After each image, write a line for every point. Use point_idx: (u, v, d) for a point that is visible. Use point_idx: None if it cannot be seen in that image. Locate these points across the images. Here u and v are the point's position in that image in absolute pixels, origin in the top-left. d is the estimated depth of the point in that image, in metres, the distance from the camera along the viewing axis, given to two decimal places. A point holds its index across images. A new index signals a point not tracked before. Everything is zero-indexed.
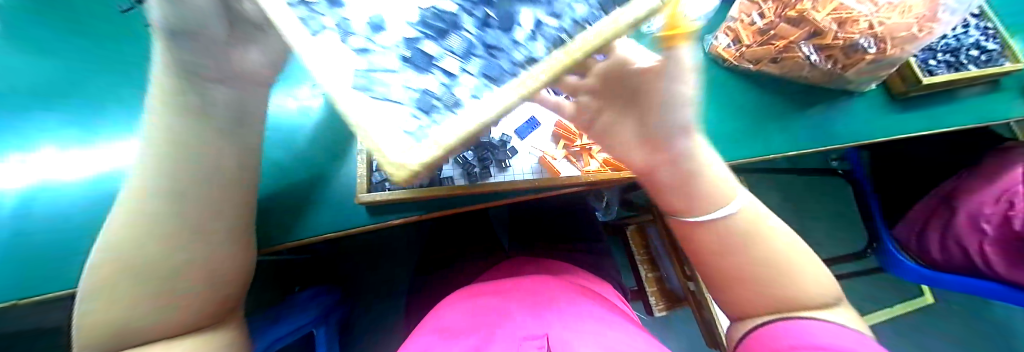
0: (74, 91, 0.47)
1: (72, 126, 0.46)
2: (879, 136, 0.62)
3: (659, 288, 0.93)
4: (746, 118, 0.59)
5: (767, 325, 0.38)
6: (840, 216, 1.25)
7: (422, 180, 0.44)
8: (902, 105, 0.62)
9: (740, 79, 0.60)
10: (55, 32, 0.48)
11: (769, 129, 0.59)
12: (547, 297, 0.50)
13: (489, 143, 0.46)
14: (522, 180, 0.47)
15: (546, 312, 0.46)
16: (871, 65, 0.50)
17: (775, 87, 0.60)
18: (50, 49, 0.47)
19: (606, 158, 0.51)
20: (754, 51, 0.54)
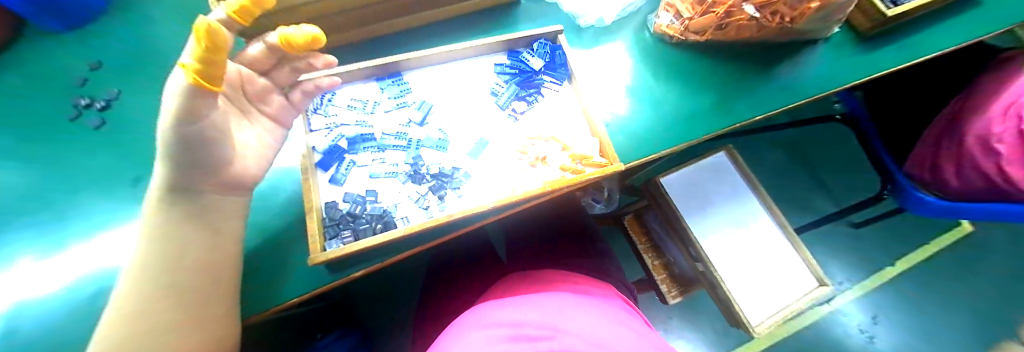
0: (31, 204, 0.47)
1: (27, 235, 0.45)
2: (854, 79, 0.57)
3: (667, 274, 0.89)
4: (707, 93, 0.56)
5: None
6: (852, 161, 1.20)
7: (374, 226, 0.41)
8: (869, 43, 0.58)
9: (691, 52, 0.58)
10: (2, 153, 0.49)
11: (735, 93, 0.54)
12: (554, 315, 0.44)
13: (440, 173, 0.45)
14: (475, 206, 0.41)
15: (559, 329, 0.40)
16: (823, 15, 0.48)
17: (730, 53, 0.58)
18: (19, 159, 0.49)
19: (564, 164, 0.45)
20: (696, 22, 0.53)
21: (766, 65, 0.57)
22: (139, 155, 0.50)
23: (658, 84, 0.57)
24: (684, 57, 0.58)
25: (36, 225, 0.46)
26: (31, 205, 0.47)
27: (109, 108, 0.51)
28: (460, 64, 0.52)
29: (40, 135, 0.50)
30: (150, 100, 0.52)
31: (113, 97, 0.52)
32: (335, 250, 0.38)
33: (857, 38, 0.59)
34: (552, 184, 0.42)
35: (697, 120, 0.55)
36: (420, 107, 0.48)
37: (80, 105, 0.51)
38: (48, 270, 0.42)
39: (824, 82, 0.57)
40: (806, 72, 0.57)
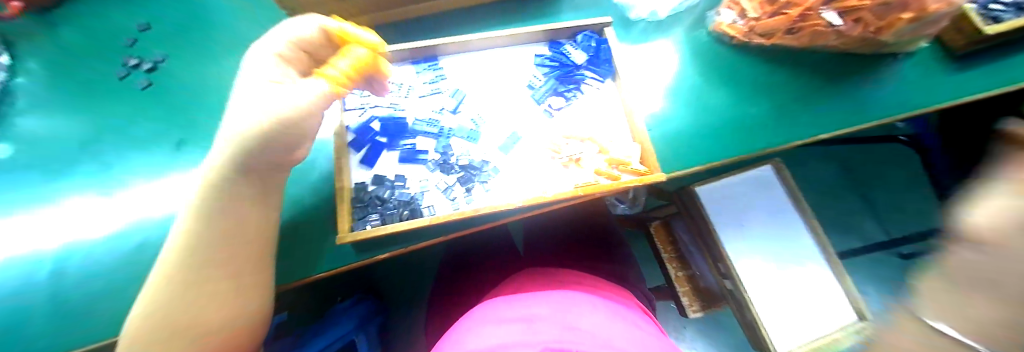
0: (78, 155, 0.49)
1: (78, 181, 0.47)
2: (939, 100, 0.50)
3: (690, 287, 0.85)
4: (763, 101, 0.51)
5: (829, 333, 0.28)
6: (907, 185, 1.10)
7: (400, 213, 0.40)
8: (962, 63, 0.51)
9: (750, 55, 0.53)
10: (52, 102, 0.51)
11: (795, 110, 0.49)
12: (561, 309, 0.43)
13: (469, 165, 0.43)
14: (503, 203, 0.40)
15: (564, 323, 0.39)
16: (918, 30, 0.43)
17: (794, 59, 0.52)
18: (70, 109, 0.51)
19: (599, 166, 0.43)
20: (766, 24, 0.49)
21: (835, 77, 0.51)
22: (183, 117, 0.51)
23: (710, 88, 0.52)
24: (741, 60, 0.53)
25: (81, 176, 0.48)
26: (78, 157, 0.49)
27: (156, 70, 0.53)
28: (498, 51, 0.50)
29: (89, 90, 0.52)
30: (194, 64, 0.53)
31: (161, 59, 0.53)
32: (361, 234, 0.38)
33: (949, 56, 0.51)
34: (586, 189, 0.40)
35: (748, 132, 0.50)
36: (454, 94, 0.47)
37: (130, 64, 0.53)
38: (97, 216, 0.45)
39: (902, 102, 0.50)
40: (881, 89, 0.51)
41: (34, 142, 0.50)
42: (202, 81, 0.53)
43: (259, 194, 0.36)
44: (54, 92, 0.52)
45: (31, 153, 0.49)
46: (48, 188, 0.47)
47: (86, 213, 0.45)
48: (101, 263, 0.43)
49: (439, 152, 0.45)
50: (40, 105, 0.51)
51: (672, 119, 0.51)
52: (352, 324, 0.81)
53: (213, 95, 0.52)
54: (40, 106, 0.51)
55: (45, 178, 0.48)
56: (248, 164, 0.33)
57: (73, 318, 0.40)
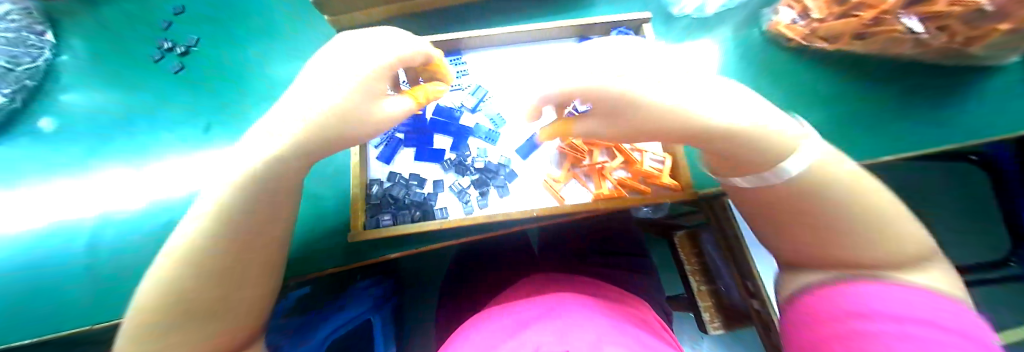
0: (116, 132, 0.53)
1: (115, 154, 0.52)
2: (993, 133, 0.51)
3: (715, 304, 0.76)
4: (806, 112, 0.53)
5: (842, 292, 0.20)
6: None
7: (413, 214, 0.40)
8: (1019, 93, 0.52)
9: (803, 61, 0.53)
10: (95, 80, 0.55)
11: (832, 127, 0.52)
12: (548, 312, 0.31)
13: (485, 168, 0.41)
14: (519, 211, 0.39)
15: (540, 318, 0.29)
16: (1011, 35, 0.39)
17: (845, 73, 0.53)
18: (115, 85, 0.55)
19: (623, 176, 0.41)
20: (830, 26, 0.47)
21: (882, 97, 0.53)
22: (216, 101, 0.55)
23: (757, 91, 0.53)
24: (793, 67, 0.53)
25: (122, 149, 0.52)
26: (118, 132, 0.53)
27: (188, 53, 0.56)
28: (524, 47, 0.47)
29: (130, 68, 0.56)
30: (221, 50, 0.56)
31: (192, 43, 0.56)
32: (375, 233, 0.38)
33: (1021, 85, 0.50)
34: (609, 204, 0.39)
35: None
36: (474, 92, 0.45)
37: (163, 47, 0.56)
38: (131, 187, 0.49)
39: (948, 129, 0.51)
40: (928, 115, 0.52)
41: (76, 114, 0.53)
42: (231, 67, 0.56)
43: (294, 207, 0.27)
44: (98, 69, 0.56)
45: (75, 126, 0.53)
46: (86, 157, 0.51)
47: (122, 188, 0.49)
48: (141, 237, 0.47)
49: (457, 153, 0.44)
50: (81, 80, 0.55)
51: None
52: None
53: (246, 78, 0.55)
54: (83, 82, 0.55)
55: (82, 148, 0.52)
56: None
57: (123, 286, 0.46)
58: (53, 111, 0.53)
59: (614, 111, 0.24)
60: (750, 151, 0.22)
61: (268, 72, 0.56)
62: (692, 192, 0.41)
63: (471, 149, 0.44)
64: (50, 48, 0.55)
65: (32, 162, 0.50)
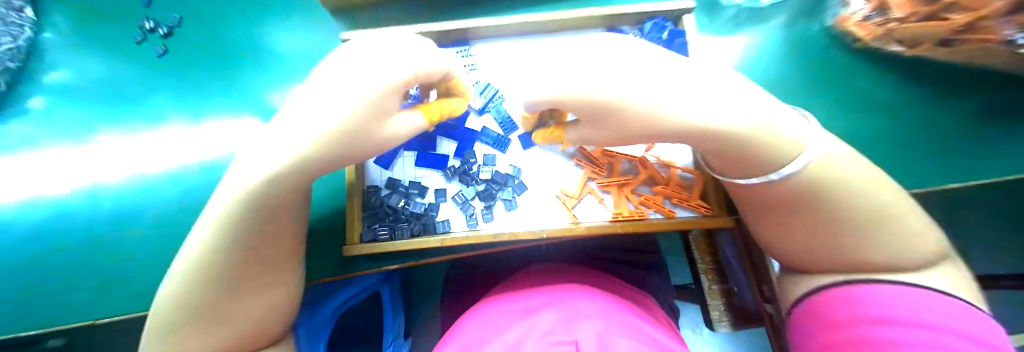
0: (108, 101, 0.57)
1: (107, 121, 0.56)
2: None
3: (726, 305, 0.68)
4: (853, 104, 0.59)
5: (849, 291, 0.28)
6: None
7: (412, 227, 0.37)
8: None
9: (864, 60, 0.59)
10: (75, 58, 0.59)
11: (875, 121, 0.57)
12: (559, 295, 0.37)
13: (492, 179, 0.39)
14: (527, 231, 0.37)
15: (561, 303, 0.35)
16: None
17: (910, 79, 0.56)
18: (109, 62, 0.61)
19: (644, 194, 0.39)
20: (906, 29, 0.43)
21: (950, 108, 0.54)
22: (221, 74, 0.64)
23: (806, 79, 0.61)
24: (855, 64, 0.59)
25: (113, 120, 0.56)
26: (112, 102, 0.57)
27: (172, 34, 0.65)
28: (541, 39, 0.45)
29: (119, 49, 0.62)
30: (210, 27, 0.66)
31: (175, 25, 0.65)
32: (370, 247, 0.37)
33: None
34: (626, 226, 0.36)
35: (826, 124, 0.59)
36: (483, 91, 0.42)
37: (147, 28, 0.63)
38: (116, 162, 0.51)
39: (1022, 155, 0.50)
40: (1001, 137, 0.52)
41: (53, 89, 0.56)
42: (231, 41, 0.66)
43: (296, 197, 0.30)
44: (84, 49, 0.60)
45: (60, 98, 0.56)
46: (73, 128, 0.54)
47: (112, 159, 0.52)
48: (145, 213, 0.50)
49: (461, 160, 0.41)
50: (59, 61, 0.58)
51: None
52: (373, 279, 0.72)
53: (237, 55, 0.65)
54: (63, 60, 0.58)
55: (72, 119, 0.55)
56: (272, 187, 0.28)
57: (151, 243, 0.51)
58: (39, 87, 0.56)
59: (599, 118, 0.29)
60: (738, 156, 0.27)
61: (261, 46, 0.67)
62: (718, 218, 0.37)
63: (476, 156, 0.41)
64: (28, 26, 0.58)
65: (51, 134, 0.53)
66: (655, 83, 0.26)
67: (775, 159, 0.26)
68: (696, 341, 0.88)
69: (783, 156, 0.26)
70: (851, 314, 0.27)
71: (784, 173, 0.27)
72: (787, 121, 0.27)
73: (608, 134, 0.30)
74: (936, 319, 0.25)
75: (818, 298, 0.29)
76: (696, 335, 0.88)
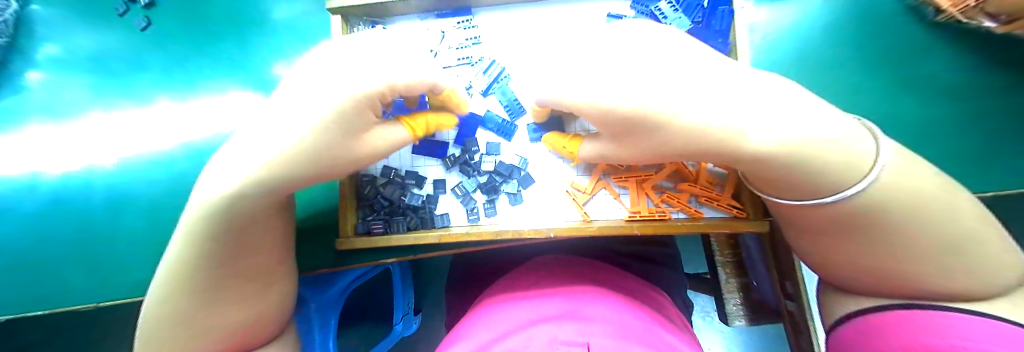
0: (86, 73, 0.70)
1: (97, 93, 0.69)
2: None
3: (743, 299, 0.62)
4: (909, 82, 0.61)
5: (911, 311, 0.26)
6: None
7: (410, 221, 0.36)
8: None
9: (935, 35, 0.61)
10: (65, 31, 0.71)
11: (924, 102, 0.60)
12: (576, 299, 0.34)
13: (496, 170, 0.36)
14: (531, 229, 0.34)
15: (580, 303, 0.32)
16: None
17: (969, 59, 0.59)
18: (93, 24, 0.72)
19: (666, 191, 0.34)
20: (1000, 1, 0.45)
21: (995, 98, 0.58)
22: (204, 46, 0.73)
23: (867, 55, 0.63)
24: (922, 42, 0.61)
25: (105, 88, 0.70)
26: (95, 73, 0.70)
27: (153, 5, 0.73)
28: (556, 7, 0.39)
29: (99, 20, 0.72)
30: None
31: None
32: (363, 241, 0.36)
33: None
34: (644, 227, 0.33)
35: (883, 98, 0.61)
36: (488, 70, 0.38)
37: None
38: (98, 134, 0.66)
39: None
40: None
41: (52, 58, 0.70)
42: (216, 12, 0.74)
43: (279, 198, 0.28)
44: (77, 20, 0.72)
45: (69, 62, 0.70)
46: (63, 97, 0.68)
47: (106, 131, 0.66)
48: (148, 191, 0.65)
49: (462, 150, 0.38)
50: (53, 33, 0.71)
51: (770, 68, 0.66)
52: None
53: (204, 27, 0.73)
54: (61, 28, 0.71)
55: (62, 86, 0.69)
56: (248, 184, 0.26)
57: (145, 217, 0.65)
58: (38, 61, 0.69)
59: (631, 131, 0.26)
60: (782, 170, 0.24)
61: (245, 12, 0.74)
62: (746, 219, 0.32)
63: (478, 144, 0.38)
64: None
65: (60, 111, 0.67)
66: (695, 94, 0.23)
67: (830, 176, 0.23)
68: (706, 330, 0.85)
69: (845, 174, 0.23)
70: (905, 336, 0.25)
71: (849, 194, 0.23)
72: (848, 131, 0.24)
73: (631, 144, 0.27)
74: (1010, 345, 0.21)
75: (881, 321, 0.27)
76: (707, 324, 0.86)
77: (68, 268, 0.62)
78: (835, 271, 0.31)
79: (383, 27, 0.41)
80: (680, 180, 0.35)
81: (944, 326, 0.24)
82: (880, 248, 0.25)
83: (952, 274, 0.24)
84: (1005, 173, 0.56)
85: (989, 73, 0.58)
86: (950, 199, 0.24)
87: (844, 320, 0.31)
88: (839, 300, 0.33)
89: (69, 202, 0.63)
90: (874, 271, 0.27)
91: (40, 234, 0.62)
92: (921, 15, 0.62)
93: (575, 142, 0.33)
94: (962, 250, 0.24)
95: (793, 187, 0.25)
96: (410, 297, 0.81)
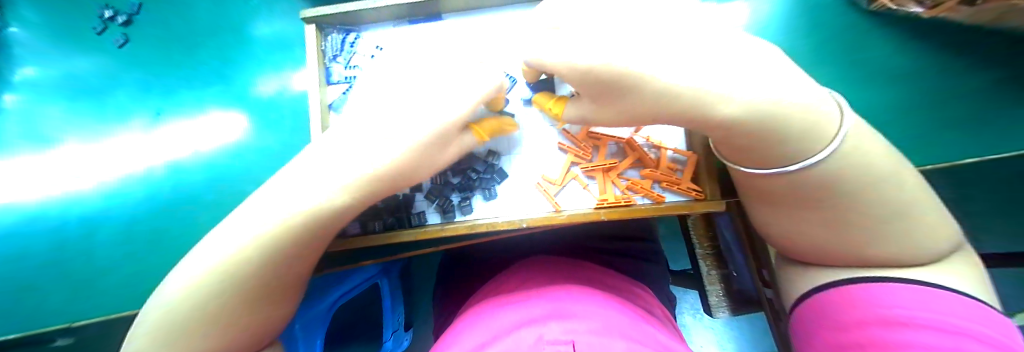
0: (61, 96, 0.72)
1: (72, 115, 0.72)
2: None
3: (726, 290, 0.63)
4: (858, 68, 0.67)
5: (866, 287, 0.28)
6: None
7: (385, 220, 0.37)
8: None
9: (875, 25, 0.68)
10: (40, 54, 0.73)
11: (871, 86, 0.66)
12: (559, 298, 0.35)
13: (470, 168, 0.38)
14: (506, 221, 0.35)
15: (564, 301, 0.34)
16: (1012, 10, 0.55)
17: (907, 46, 0.66)
18: (66, 44, 0.73)
19: (631, 179, 0.36)
20: None
21: (935, 79, 0.64)
22: (178, 64, 0.74)
23: (822, 46, 0.69)
24: (867, 32, 0.68)
25: (82, 110, 0.72)
26: (70, 97, 0.72)
27: (130, 23, 0.74)
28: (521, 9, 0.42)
29: (73, 41, 0.73)
30: (171, 15, 0.75)
31: (133, 13, 0.74)
32: (335, 241, 0.36)
33: None
34: (611, 213, 0.34)
35: (837, 83, 0.67)
36: None
37: (107, 17, 0.73)
38: (77, 161, 0.71)
39: (974, 129, 0.62)
40: (964, 110, 0.63)
41: (31, 81, 0.72)
42: (193, 26, 0.74)
43: None
44: (52, 44, 0.73)
45: (48, 84, 0.72)
46: (43, 122, 0.71)
47: (84, 161, 0.71)
48: (120, 205, 0.70)
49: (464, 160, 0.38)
50: (32, 57, 0.73)
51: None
52: (373, 268, 0.69)
53: (178, 43, 0.74)
54: (38, 51, 0.73)
55: (38, 112, 0.72)
56: None
57: (119, 233, 0.70)
58: (16, 83, 0.72)
59: (614, 92, 0.25)
60: (748, 138, 0.23)
61: (221, 26, 0.75)
62: (708, 201, 0.34)
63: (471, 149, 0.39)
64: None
65: (36, 137, 0.71)
66: (670, 59, 0.22)
67: (801, 142, 0.23)
68: (696, 327, 0.86)
69: (811, 140, 0.23)
70: (861, 312, 0.27)
71: (811, 163, 0.24)
72: (817, 97, 0.24)
73: (613, 112, 0.27)
74: (945, 316, 0.24)
75: (830, 296, 0.30)
76: (696, 320, 0.86)
77: (61, 288, 0.68)
78: (791, 247, 0.32)
79: (356, 34, 0.43)
80: (643, 168, 0.36)
81: (889, 298, 0.26)
82: (832, 219, 0.26)
83: (887, 241, 0.26)
84: (952, 149, 0.61)
85: (925, 57, 0.65)
86: (894, 169, 0.25)
87: (800, 300, 0.33)
88: (800, 277, 0.34)
89: (95, 216, 0.70)
90: (829, 243, 0.28)
91: (54, 248, 0.68)
92: (861, 6, 0.68)
93: (561, 103, 0.33)
94: (900, 219, 0.25)
95: (761, 154, 0.25)
96: (400, 313, 0.79)
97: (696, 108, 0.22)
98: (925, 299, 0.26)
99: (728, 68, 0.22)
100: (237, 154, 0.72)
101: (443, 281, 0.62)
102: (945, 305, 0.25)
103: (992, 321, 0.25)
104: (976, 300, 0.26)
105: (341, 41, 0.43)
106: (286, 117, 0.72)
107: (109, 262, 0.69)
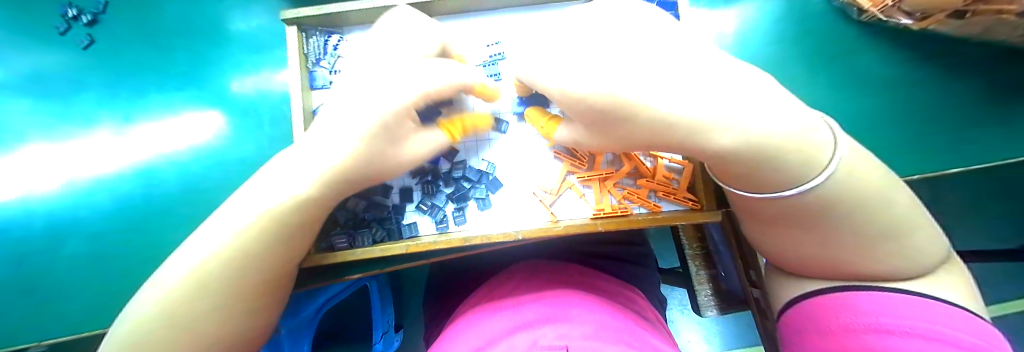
0: (24, 98, 0.68)
1: (37, 117, 0.68)
2: (969, 157, 0.66)
3: (714, 290, 0.64)
4: (839, 76, 0.69)
5: (849, 295, 0.28)
6: None
7: (375, 233, 0.36)
8: (1004, 114, 0.66)
9: (858, 35, 0.70)
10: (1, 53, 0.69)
11: (850, 94, 0.69)
12: (550, 303, 0.34)
13: (464, 177, 0.37)
14: (500, 233, 0.34)
15: (555, 306, 0.33)
16: (1000, 24, 0.56)
17: (884, 56, 0.69)
18: (26, 43, 0.69)
19: (628, 187, 0.36)
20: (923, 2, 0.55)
21: (906, 88, 0.68)
22: (150, 63, 0.70)
23: (806, 54, 0.70)
24: (850, 41, 0.70)
25: (47, 112, 0.68)
26: (34, 98, 0.68)
27: (96, 22, 0.70)
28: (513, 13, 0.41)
29: (35, 38, 0.69)
30: (140, 11, 0.71)
31: (100, 12, 0.69)
32: (322, 254, 0.34)
33: (994, 104, 0.66)
34: (608, 224, 0.33)
35: (819, 90, 0.69)
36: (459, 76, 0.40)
37: (70, 16, 0.68)
38: (46, 164, 0.68)
39: (937, 137, 0.66)
40: (931, 118, 0.67)
41: None
42: (166, 27, 0.71)
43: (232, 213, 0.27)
44: (13, 42, 0.69)
45: (11, 85, 0.68)
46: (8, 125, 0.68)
47: (52, 162, 0.68)
48: (90, 212, 0.67)
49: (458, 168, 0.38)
50: None
51: (745, 61, 0.70)
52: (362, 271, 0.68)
53: (149, 42, 0.70)
54: None
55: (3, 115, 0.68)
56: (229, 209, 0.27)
57: (90, 242, 0.67)
58: None
59: (609, 120, 0.24)
60: (740, 167, 0.23)
61: (195, 25, 0.71)
62: (706, 212, 0.34)
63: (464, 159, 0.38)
64: None
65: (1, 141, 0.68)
66: (664, 82, 0.22)
67: (798, 172, 0.23)
68: (685, 323, 0.87)
69: (804, 169, 0.23)
70: (843, 318, 0.27)
71: (805, 189, 0.23)
72: (812, 123, 0.24)
73: (608, 139, 0.27)
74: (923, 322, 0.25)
75: (819, 303, 0.30)
76: (685, 316, 0.88)
77: (30, 295, 0.66)
78: (783, 257, 0.33)
79: (339, 36, 0.42)
80: (639, 177, 0.36)
81: (873, 306, 0.26)
82: (826, 237, 0.27)
83: (876, 256, 0.27)
84: (915, 156, 0.66)
85: (899, 67, 0.68)
86: (886, 187, 0.25)
87: (789, 307, 0.34)
88: (789, 283, 0.34)
89: (63, 222, 0.67)
90: (821, 257, 0.28)
91: (20, 259, 0.66)
92: (847, 15, 0.70)
93: (553, 122, 0.32)
94: (890, 236, 0.26)
95: (751, 181, 0.25)
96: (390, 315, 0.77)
97: (691, 139, 0.22)
98: (909, 306, 0.26)
99: (725, 95, 0.22)
100: (212, 156, 0.69)
101: (434, 286, 0.61)
102: (924, 312, 0.25)
103: (980, 330, 0.24)
104: (963, 308, 0.26)
105: (324, 44, 0.41)
106: (265, 119, 0.69)
107: (81, 270, 0.66)
